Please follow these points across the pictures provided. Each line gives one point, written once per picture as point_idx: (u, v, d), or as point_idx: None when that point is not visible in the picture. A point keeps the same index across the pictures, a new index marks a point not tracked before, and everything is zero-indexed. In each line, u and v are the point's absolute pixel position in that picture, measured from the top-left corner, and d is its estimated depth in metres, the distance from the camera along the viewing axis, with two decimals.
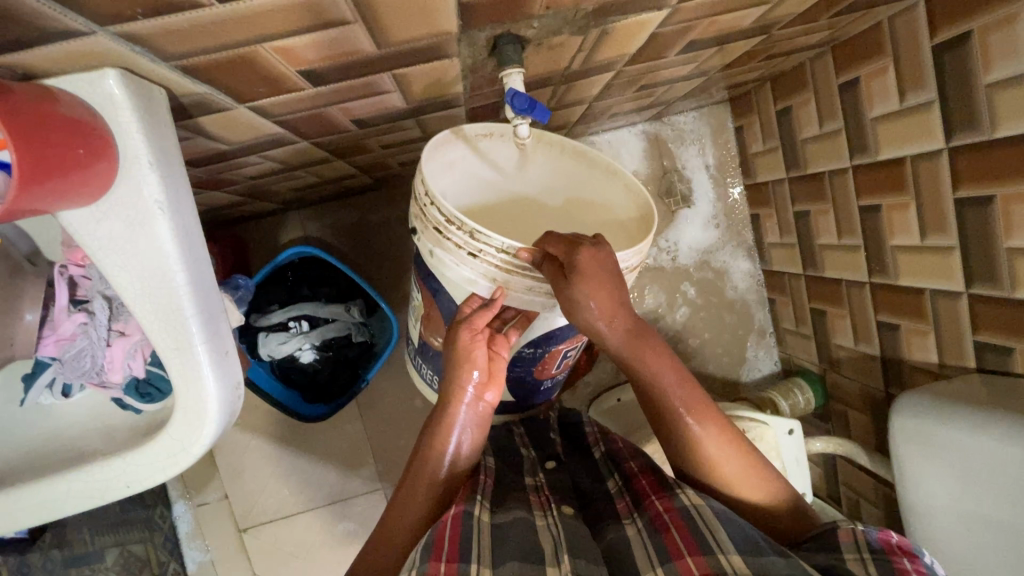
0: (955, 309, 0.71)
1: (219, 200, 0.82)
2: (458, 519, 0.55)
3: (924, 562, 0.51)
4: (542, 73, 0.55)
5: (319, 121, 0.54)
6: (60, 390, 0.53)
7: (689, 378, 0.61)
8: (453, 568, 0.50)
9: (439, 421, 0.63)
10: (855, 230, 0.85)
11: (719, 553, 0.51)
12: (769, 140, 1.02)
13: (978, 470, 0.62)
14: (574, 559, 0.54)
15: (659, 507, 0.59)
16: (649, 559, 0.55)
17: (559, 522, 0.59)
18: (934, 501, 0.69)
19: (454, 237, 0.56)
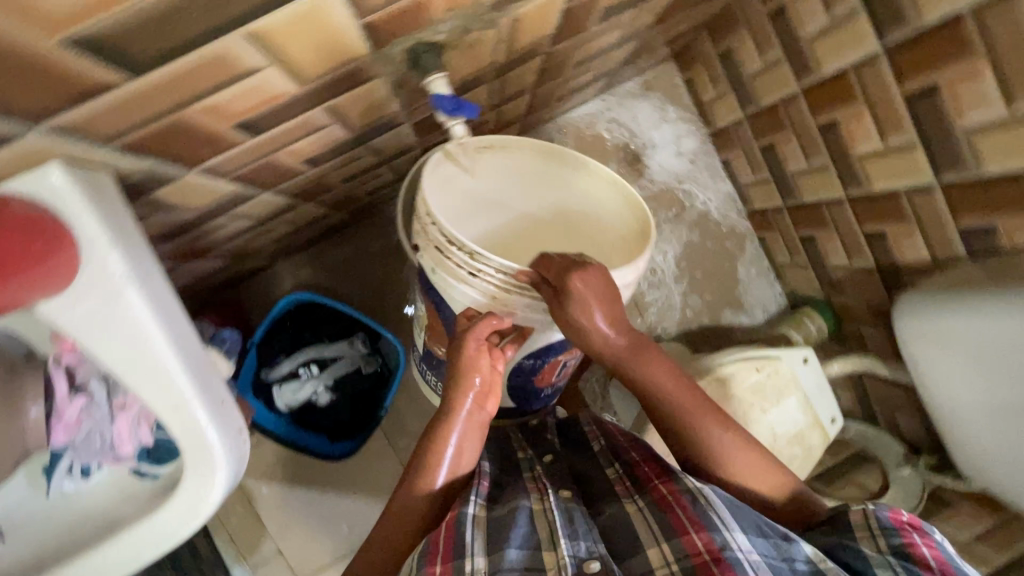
0: (932, 202, 0.72)
1: (203, 268, 0.84)
2: (455, 518, 0.59)
3: (934, 538, 0.56)
4: (469, 72, 0.56)
5: (271, 170, 0.56)
6: (80, 472, 0.55)
7: (688, 383, 0.64)
8: (448, 568, 0.55)
9: (437, 427, 0.64)
10: (820, 149, 0.86)
11: (724, 531, 0.56)
12: (719, 84, 1.03)
13: (987, 355, 0.63)
14: (572, 543, 0.58)
15: (663, 490, 0.62)
16: (653, 533, 0.59)
17: (557, 506, 0.62)
18: (951, 395, 0.70)
19: (455, 256, 0.59)
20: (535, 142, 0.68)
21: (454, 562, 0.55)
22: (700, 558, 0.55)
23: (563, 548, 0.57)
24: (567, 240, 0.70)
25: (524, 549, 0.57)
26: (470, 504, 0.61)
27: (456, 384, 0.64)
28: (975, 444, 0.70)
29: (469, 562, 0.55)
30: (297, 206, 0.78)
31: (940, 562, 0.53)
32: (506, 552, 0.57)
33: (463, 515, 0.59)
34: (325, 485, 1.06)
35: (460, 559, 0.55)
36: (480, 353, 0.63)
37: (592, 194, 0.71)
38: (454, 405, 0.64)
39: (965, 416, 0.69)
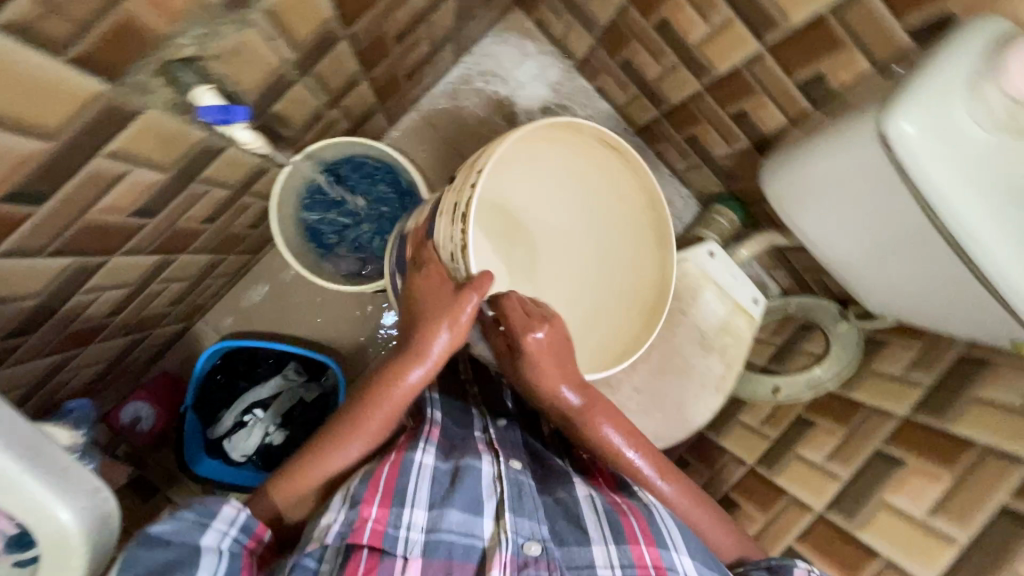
0: (768, 68, 0.73)
1: (110, 348, 0.84)
2: (400, 466, 0.65)
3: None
4: (260, 76, 0.55)
5: (100, 233, 0.55)
6: None
7: (648, 446, 0.74)
8: (385, 513, 0.61)
9: (391, 363, 0.66)
10: (664, 48, 0.87)
11: (673, 551, 0.64)
12: (564, 15, 1.03)
13: (853, 187, 0.57)
14: (517, 522, 0.65)
15: (615, 498, 0.71)
16: (603, 534, 0.65)
17: (506, 475, 0.68)
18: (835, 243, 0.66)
19: (460, 207, 0.63)
20: (650, 187, 0.70)
21: (392, 509, 0.62)
22: (647, 569, 0.63)
23: (506, 523, 0.64)
24: (572, 276, 0.81)
25: (465, 510, 0.64)
26: (421, 452, 0.67)
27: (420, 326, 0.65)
28: (874, 279, 0.67)
29: (410, 512, 0.62)
30: (173, 260, 0.76)
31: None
32: (447, 513, 0.63)
33: (410, 462, 0.65)
34: None
35: (400, 506, 0.62)
36: (452, 302, 0.64)
37: (633, 255, 0.77)
38: (411, 350, 0.65)
39: (855, 256, 0.65)
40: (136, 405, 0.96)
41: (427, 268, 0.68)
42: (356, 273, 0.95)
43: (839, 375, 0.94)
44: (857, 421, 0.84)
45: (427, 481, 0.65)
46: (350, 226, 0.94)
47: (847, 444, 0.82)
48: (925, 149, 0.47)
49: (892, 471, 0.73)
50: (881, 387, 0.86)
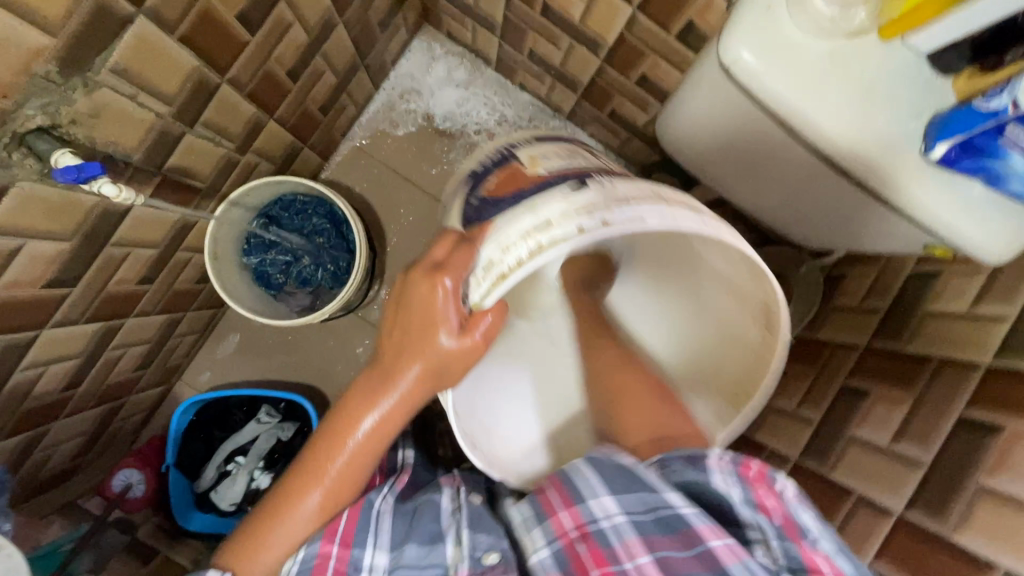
0: (645, 28, 0.73)
1: (84, 421, 0.87)
2: (361, 502, 0.56)
3: (783, 485, 0.48)
4: (136, 134, 0.58)
5: (17, 308, 0.58)
6: None
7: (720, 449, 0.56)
8: (346, 552, 0.53)
9: (370, 393, 0.55)
10: (555, 33, 0.88)
11: (591, 500, 0.49)
12: (466, 23, 1.05)
13: (724, 133, 0.57)
14: (473, 535, 0.54)
15: (547, 480, 0.57)
16: (533, 520, 0.52)
17: (466, 503, 0.59)
18: (740, 190, 0.65)
19: (579, 225, 0.47)
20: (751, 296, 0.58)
21: (351, 548, 0.54)
22: (567, 538, 0.49)
23: (464, 541, 0.54)
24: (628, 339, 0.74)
25: (425, 542, 0.55)
26: (382, 493, 0.58)
27: (406, 352, 0.54)
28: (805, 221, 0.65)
29: (367, 555, 0.54)
30: (120, 326, 0.80)
31: (786, 519, 0.46)
32: (406, 549, 0.54)
33: (372, 500, 0.57)
34: None
35: (359, 549, 0.54)
36: (443, 330, 0.52)
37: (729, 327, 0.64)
38: (396, 379, 0.54)
39: (771, 201, 0.64)
40: (126, 473, 0.98)
41: (420, 276, 0.53)
42: (309, 307, 0.97)
43: (804, 319, 0.91)
44: (823, 362, 0.81)
45: (387, 522, 0.56)
46: (293, 262, 0.96)
47: (815, 386, 0.79)
48: (763, 71, 0.46)
49: (857, 404, 0.70)
50: (842, 324, 0.83)
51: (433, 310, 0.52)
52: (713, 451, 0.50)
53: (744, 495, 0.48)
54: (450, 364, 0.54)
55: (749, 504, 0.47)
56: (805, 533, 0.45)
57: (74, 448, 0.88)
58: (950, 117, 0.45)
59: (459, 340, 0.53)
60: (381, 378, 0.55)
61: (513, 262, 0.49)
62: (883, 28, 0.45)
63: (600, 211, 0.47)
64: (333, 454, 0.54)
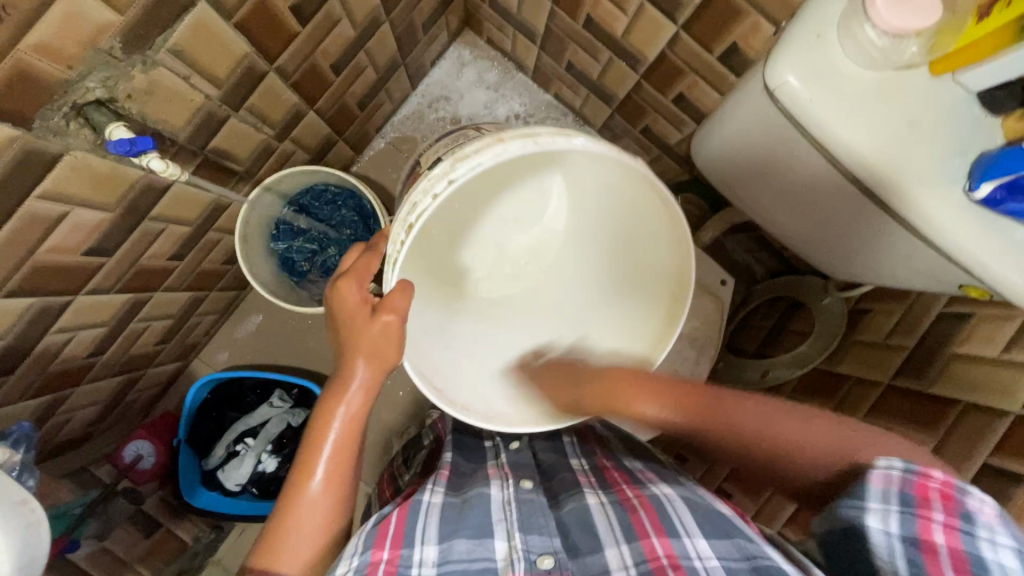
0: (688, 48, 0.73)
1: (103, 389, 0.88)
2: (408, 507, 0.58)
3: (966, 515, 0.40)
4: (185, 114, 0.59)
5: (57, 272, 0.60)
6: None
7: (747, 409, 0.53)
8: (397, 558, 0.52)
9: (329, 402, 0.58)
10: (596, 46, 0.88)
11: (685, 538, 0.52)
12: (507, 31, 1.07)
13: (760, 152, 0.57)
14: (527, 537, 0.55)
15: (629, 493, 0.61)
16: (614, 535, 0.55)
17: (515, 497, 0.60)
18: (775, 215, 0.64)
19: (438, 185, 0.53)
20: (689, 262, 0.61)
21: (401, 549, 0.53)
22: (658, 562, 0.50)
23: (516, 540, 0.54)
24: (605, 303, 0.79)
25: (475, 537, 0.55)
26: (430, 492, 0.61)
27: (348, 356, 0.58)
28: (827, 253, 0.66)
29: (418, 551, 0.53)
30: (146, 298, 0.81)
31: (956, 556, 0.39)
32: (455, 542, 0.55)
33: (419, 502, 0.59)
34: None
35: (409, 548, 0.53)
36: (364, 317, 0.56)
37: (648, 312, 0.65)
38: (345, 381, 0.57)
39: (800, 227, 0.64)
40: (138, 444, 0.99)
41: (335, 283, 0.59)
42: None
43: (825, 351, 0.90)
44: (843, 396, 0.80)
45: (435, 517, 0.57)
46: (318, 251, 0.98)
47: None
48: (810, 97, 0.46)
49: None
50: (865, 358, 0.81)
51: (351, 306, 0.58)
52: (877, 465, 0.43)
53: (906, 528, 0.41)
54: (381, 349, 0.56)
55: (909, 539, 0.41)
56: (980, 572, 0.38)
57: (89, 416, 0.90)
58: (999, 155, 0.44)
59: (375, 322, 0.56)
60: (338, 387, 0.58)
61: (401, 244, 0.54)
62: (935, 63, 0.45)
63: (451, 170, 0.54)
64: (317, 466, 0.56)
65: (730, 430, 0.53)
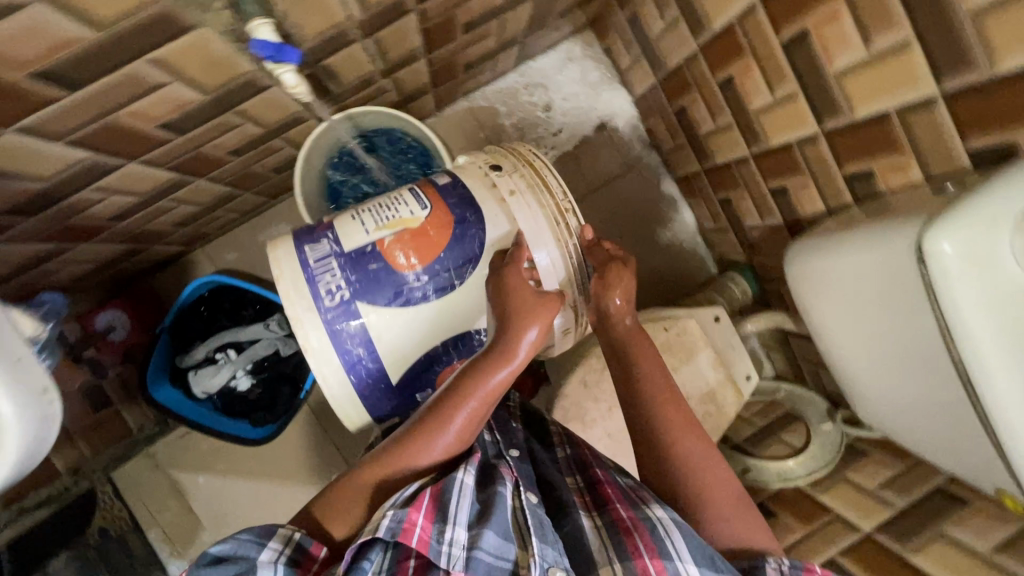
0: (820, 152, 0.72)
1: (105, 251, 0.82)
2: (441, 485, 0.57)
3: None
4: (321, 27, 0.55)
5: (122, 135, 0.54)
6: None
7: (750, 513, 0.62)
8: (429, 528, 0.54)
9: (481, 372, 0.60)
10: (722, 108, 0.86)
11: (676, 560, 0.55)
12: (632, 51, 1.04)
13: (864, 293, 0.57)
14: (542, 546, 0.56)
15: (621, 512, 0.60)
16: (608, 554, 0.58)
17: (528, 506, 0.59)
18: (853, 353, 0.64)
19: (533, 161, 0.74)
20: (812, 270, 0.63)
21: (435, 523, 0.54)
22: None
23: (533, 548, 0.55)
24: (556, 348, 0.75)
25: (501, 536, 0.56)
26: (464, 471, 0.59)
27: (506, 338, 0.62)
28: (876, 401, 0.66)
29: (452, 532, 0.54)
30: (187, 181, 0.75)
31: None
32: (485, 534, 0.55)
33: (452, 478, 0.57)
34: (266, 470, 1.10)
35: (443, 524, 0.54)
36: (545, 303, 0.64)
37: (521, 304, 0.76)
38: (496, 367, 0.60)
39: (870, 377, 0.64)
40: (112, 314, 0.98)
41: (507, 265, 0.66)
42: None
43: (810, 474, 0.92)
44: (816, 526, 0.82)
45: (467, 499, 0.57)
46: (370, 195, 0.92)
47: (802, 543, 0.81)
48: (959, 274, 0.46)
49: None
50: (847, 497, 0.84)
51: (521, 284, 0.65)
52: (770, 562, 0.58)
53: None
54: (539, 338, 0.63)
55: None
56: None
57: (78, 273, 0.83)
58: None
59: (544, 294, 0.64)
60: (496, 356, 0.61)
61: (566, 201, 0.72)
62: None
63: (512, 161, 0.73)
64: (444, 423, 0.59)
65: (733, 516, 0.61)
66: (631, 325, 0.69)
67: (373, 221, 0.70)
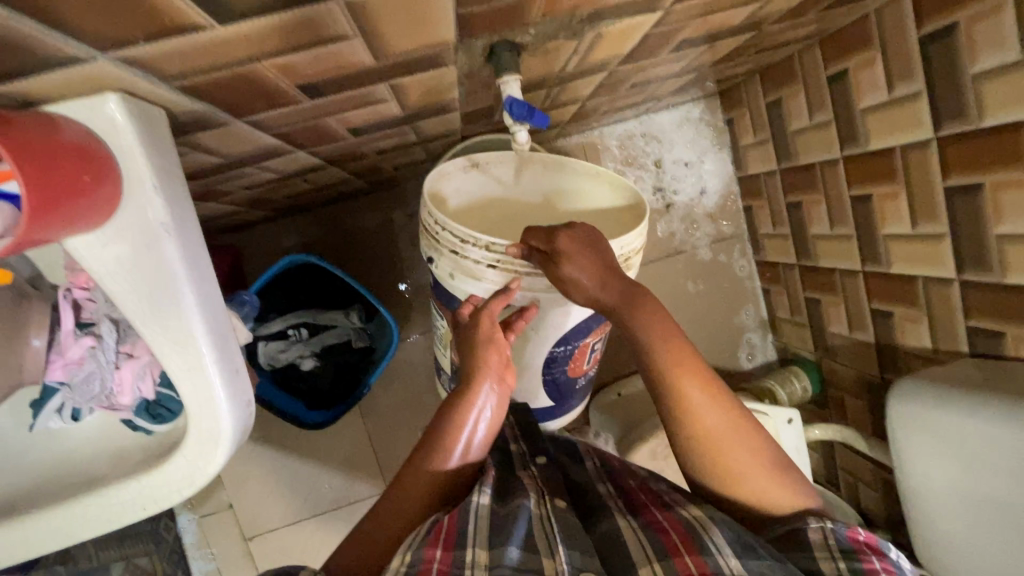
0: (947, 296, 0.72)
1: (219, 210, 0.82)
2: (458, 511, 0.53)
3: (890, 559, 0.52)
4: (537, 75, 0.54)
5: (317, 132, 0.54)
6: (71, 415, 0.49)
7: (795, 487, 0.57)
8: (449, 556, 0.48)
9: (463, 398, 0.59)
10: (846, 219, 0.87)
11: (717, 555, 0.49)
12: (759, 133, 1.04)
13: (966, 452, 0.65)
14: (569, 551, 0.51)
15: (657, 515, 0.56)
16: (645, 553, 0.52)
17: (554, 513, 0.55)
18: (935, 478, 0.70)
19: (429, 220, 0.64)
20: (917, 406, 0.69)
21: (453, 551, 0.49)
22: None
23: (560, 556, 0.50)
24: (594, 334, 0.72)
25: (524, 550, 0.51)
26: (479, 492, 0.54)
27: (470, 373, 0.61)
28: (938, 530, 0.72)
29: (470, 554, 0.49)
30: (325, 167, 0.75)
31: None
32: (508, 550, 0.50)
33: (467, 503, 0.53)
34: (301, 447, 1.11)
35: (462, 548, 0.49)
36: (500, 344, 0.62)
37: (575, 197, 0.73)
38: (474, 390, 0.59)
39: (943, 506, 0.70)
40: None
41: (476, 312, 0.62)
42: None
43: None
44: None
45: (484, 522, 0.52)
46: None
47: None
48: None
49: None
50: None
51: (480, 336, 0.61)
52: (811, 522, 0.55)
53: (851, 564, 0.51)
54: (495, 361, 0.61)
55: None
56: None
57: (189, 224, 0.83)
58: None
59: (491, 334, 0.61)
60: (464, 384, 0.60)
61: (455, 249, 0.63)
62: None
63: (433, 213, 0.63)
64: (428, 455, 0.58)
65: (770, 494, 0.56)
66: (616, 287, 0.57)
67: (439, 345, 0.81)
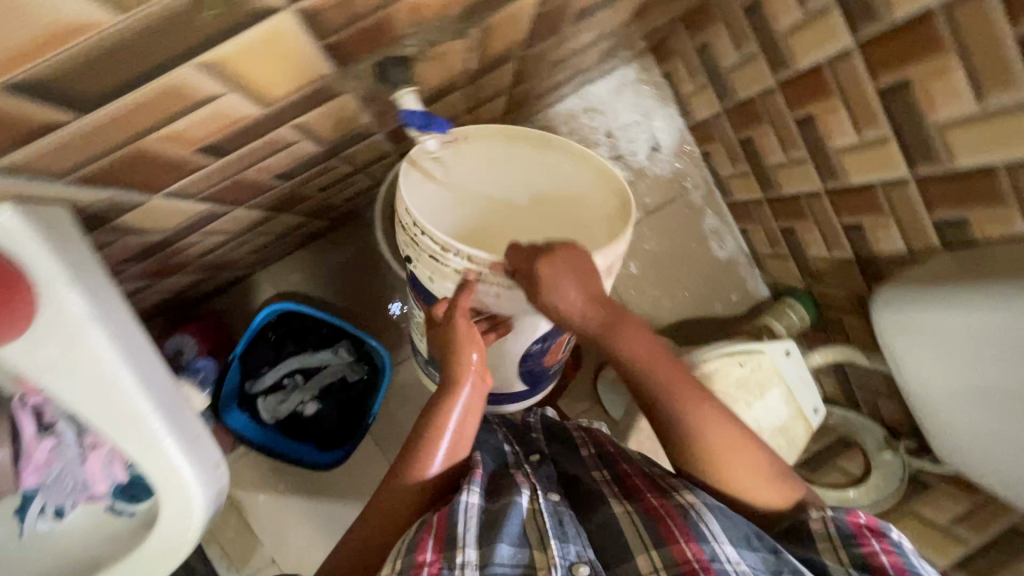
0: (907, 195, 0.72)
1: (185, 281, 0.83)
2: (446, 510, 0.54)
3: (892, 539, 0.52)
4: (441, 80, 0.55)
5: (244, 187, 0.55)
6: (53, 512, 0.54)
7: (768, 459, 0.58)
8: (439, 560, 0.50)
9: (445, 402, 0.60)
10: (797, 142, 0.86)
11: (713, 542, 0.52)
12: (696, 78, 1.04)
13: (961, 347, 0.64)
14: (563, 544, 0.52)
15: (654, 500, 0.57)
16: (642, 540, 0.54)
17: (548, 507, 0.56)
18: (933, 380, 0.70)
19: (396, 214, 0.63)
20: (894, 314, 0.69)
21: (444, 553, 0.50)
22: (689, 566, 0.51)
23: (552, 549, 0.51)
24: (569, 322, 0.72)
25: (517, 545, 0.52)
26: (468, 492, 0.55)
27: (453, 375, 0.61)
28: (954, 430, 0.72)
29: (461, 553, 0.50)
30: (273, 217, 0.76)
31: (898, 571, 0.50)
32: (498, 548, 0.50)
33: (455, 504, 0.54)
34: (326, 489, 1.12)
35: (451, 550, 0.50)
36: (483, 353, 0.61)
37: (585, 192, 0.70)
38: (451, 396, 0.60)
39: (946, 405, 0.70)
40: (179, 338, 0.93)
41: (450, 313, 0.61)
42: None
43: (874, 503, 0.94)
44: None
45: (474, 519, 0.53)
46: None
47: None
48: None
49: None
50: (915, 531, 0.87)
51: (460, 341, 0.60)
52: (812, 512, 0.57)
53: (850, 552, 0.52)
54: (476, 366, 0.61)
55: (860, 567, 0.51)
56: None
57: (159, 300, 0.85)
58: None
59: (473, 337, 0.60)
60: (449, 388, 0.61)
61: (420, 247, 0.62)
62: None
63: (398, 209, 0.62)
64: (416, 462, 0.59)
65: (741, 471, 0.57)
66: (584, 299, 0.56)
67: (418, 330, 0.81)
